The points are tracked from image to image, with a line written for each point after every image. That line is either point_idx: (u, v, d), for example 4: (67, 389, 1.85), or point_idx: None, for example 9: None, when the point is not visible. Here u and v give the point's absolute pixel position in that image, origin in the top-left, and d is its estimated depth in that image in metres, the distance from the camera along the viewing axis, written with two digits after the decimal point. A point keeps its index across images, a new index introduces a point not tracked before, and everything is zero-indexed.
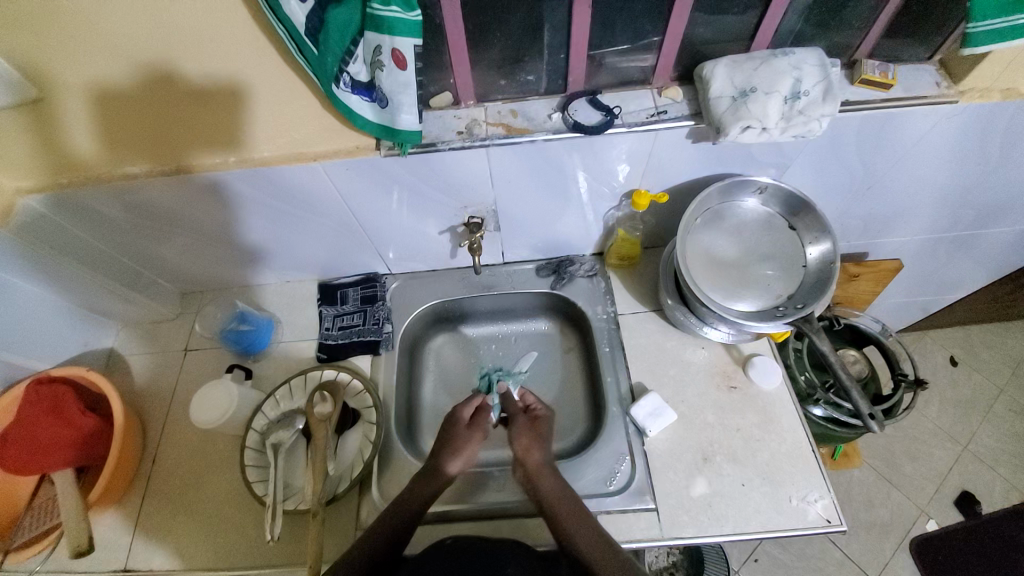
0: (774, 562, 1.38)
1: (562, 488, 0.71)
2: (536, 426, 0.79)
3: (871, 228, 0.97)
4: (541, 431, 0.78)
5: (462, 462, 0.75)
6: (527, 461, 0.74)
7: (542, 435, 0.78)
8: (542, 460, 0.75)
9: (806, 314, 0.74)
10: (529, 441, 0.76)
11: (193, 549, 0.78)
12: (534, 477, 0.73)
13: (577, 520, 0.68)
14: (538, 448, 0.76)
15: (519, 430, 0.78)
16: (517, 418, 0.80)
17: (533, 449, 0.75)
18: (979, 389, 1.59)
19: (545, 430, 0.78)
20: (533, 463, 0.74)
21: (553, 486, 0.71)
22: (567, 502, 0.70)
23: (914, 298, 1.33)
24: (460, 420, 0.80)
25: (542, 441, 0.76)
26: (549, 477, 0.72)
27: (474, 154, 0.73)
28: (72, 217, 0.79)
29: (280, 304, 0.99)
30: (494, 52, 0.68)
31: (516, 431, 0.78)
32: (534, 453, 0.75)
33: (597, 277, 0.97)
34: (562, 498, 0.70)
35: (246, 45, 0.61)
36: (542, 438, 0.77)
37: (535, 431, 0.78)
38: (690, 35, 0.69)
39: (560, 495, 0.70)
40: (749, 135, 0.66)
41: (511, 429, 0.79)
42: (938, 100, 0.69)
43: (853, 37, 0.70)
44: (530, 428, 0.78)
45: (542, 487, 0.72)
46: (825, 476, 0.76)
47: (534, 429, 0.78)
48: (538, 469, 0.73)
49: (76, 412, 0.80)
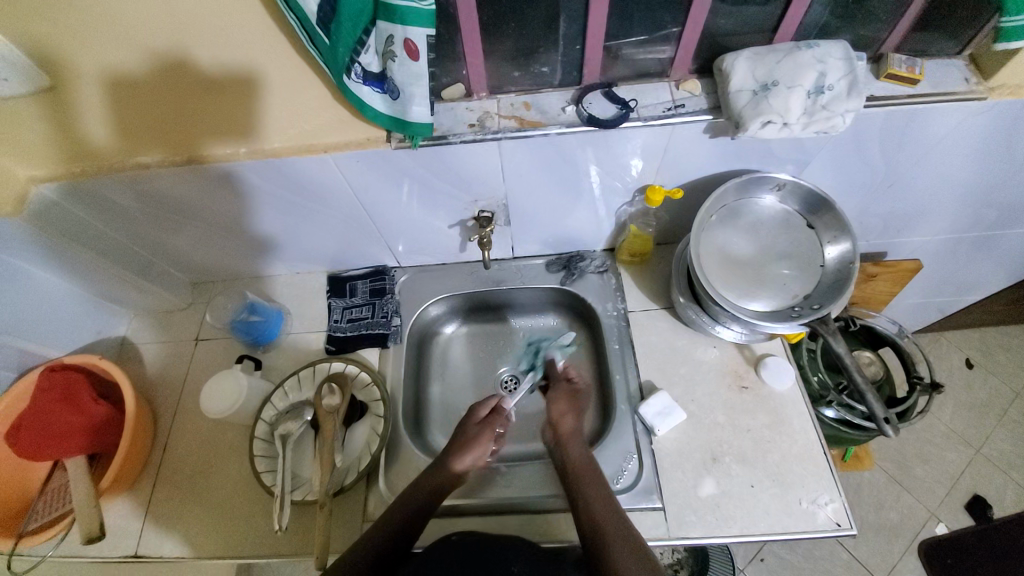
0: (780, 562, 1.37)
1: (588, 459, 0.72)
2: (575, 395, 0.79)
3: (890, 227, 0.95)
4: (579, 400, 0.79)
5: (473, 459, 0.73)
6: (559, 424, 0.76)
7: (581, 404, 0.78)
8: (575, 428, 0.75)
9: (822, 315, 0.73)
10: (566, 409, 0.77)
11: (203, 537, 0.79)
12: (563, 441, 0.74)
13: (596, 488, 0.68)
14: (573, 416, 0.76)
15: (558, 395, 0.79)
16: (557, 385, 0.81)
17: (569, 416, 0.76)
18: (995, 393, 1.55)
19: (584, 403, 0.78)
20: (565, 428, 0.75)
21: (580, 455, 0.72)
22: (591, 472, 0.70)
23: (931, 298, 1.30)
24: (473, 417, 0.79)
25: (578, 409, 0.77)
26: (576, 445, 0.73)
27: (485, 147, 0.71)
28: (85, 206, 0.79)
29: (290, 295, 0.99)
30: (508, 43, 0.67)
31: (554, 397, 0.79)
32: (568, 420, 0.76)
33: (609, 273, 0.96)
34: (586, 466, 0.71)
35: (258, 34, 0.61)
36: (580, 408, 0.78)
37: (574, 399, 0.78)
38: (710, 26, 0.67)
39: (586, 463, 0.71)
40: (769, 131, 0.64)
41: (550, 395, 0.80)
42: (967, 97, 0.67)
43: (880, 30, 0.68)
44: (569, 397, 0.79)
45: (569, 452, 0.73)
46: (836, 478, 0.75)
47: (574, 399, 0.79)
48: (570, 435, 0.74)
49: (88, 400, 0.81)
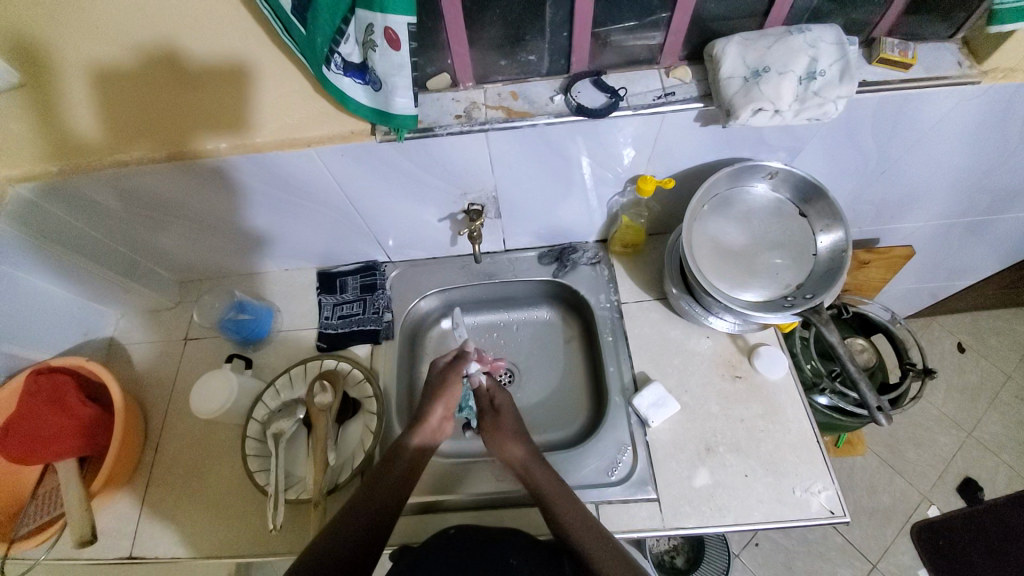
0: (775, 546, 1.38)
1: (552, 476, 0.71)
2: (503, 424, 0.78)
3: (883, 214, 0.94)
4: (509, 427, 0.78)
5: (443, 407, 0.77)
6: (510, 458, 0.74)
7: (519, 429, 0.77)
8: (526, 453, 0.74)
9: (815, 304, 0.72)
10: (506, 439, 0.76)
11: (197, 537, 0.78)
12: (526, 468, 0.72)
13: (569, 509, 0.67)
14: (514, 442, 0.75)
15: (493, 432, 0.77)
16: (484, 420, 0.80)
17: (511, 444, 0.75)
18: (987, 376, 1.57)
19: (512, 424, 0.78)
20: (519, 459, 0.73)
21: (545, 475, 0.71)
22: (560, 490, 0.69)
23: (924, 284, 1.30)
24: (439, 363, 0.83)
25: (519, 437, 0.76)
26: (537, 467, 0.72)
27: (473, 139, 0.70)
28: (65, 206, 0.77)
29: (280, 292, 0.98)
30: (494, 30, 0.66)
31: (492, 435, 0.77)
32: (512, 448, 0.74)
33: (601, 264, 0.95)
34: (555, 486, 0.69)
35: (231, 24, 0.59)
36: (521, 434, 0.77)
37: (508, 429, 0.77)
38: (700, 11, 0.66)
39: (553, 482, 0.70)
40: (760, 118, 0.63)
41: (483, 434, 0.79)
42: (960, 81, 0.66)
43: (872, 13, 0.67)
44: (508, 425, 0.78)
45: (534, 478, 0.71)
46: (829, 465, 0.75)
47: (502, 427, 0.78)
48: (526, 464, 0.72)
49: (76, 402, 0.79)
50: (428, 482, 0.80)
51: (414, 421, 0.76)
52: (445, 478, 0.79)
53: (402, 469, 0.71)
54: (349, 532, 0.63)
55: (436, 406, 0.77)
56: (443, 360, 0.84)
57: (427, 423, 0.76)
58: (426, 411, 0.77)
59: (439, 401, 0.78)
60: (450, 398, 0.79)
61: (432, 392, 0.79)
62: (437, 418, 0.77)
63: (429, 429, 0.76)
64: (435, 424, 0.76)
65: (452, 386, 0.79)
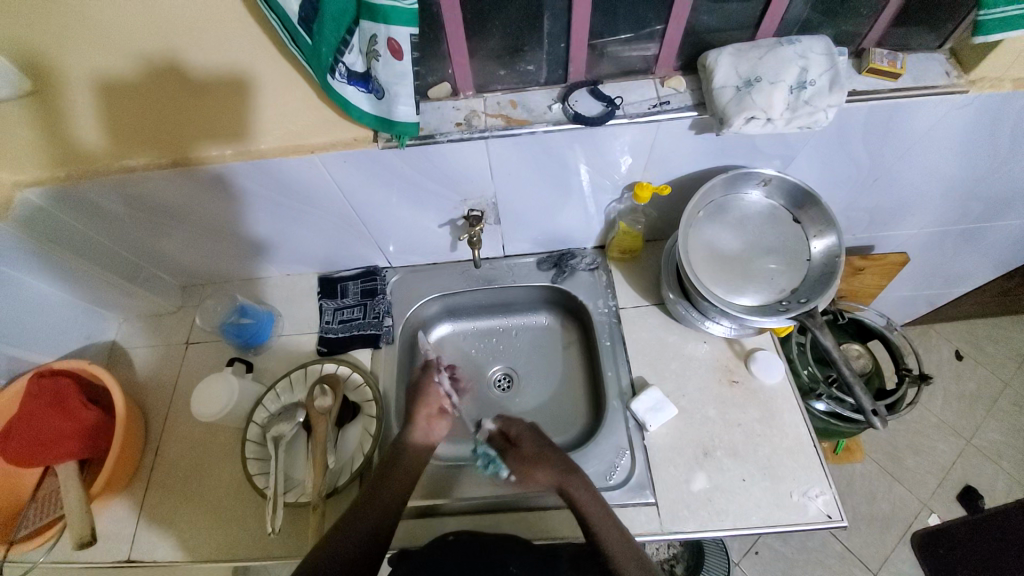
0: (775, 555, 1.38)
1: (590, 492, 0.70)
2: (528, 452, 0.76)
3: (877, 221, 0.96)
4: (532, 452, 0.76)
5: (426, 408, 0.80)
6: (544, 480, 0.73)
7: (541, 450, 0.76)
8: (557, 471, 0.73)
9: (810, 309, 0.73)
10: (533, 463, 0.75)
11: (195, 541, 0.78)
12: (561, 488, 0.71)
13: (611, 530, 0.67)
14: (544, 465, 0.74)
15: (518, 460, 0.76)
16: (508, 455, 0.78)
17: (539, 467, 0.74)
18: (984, 383, 1.57)
19: (535, 446, 0.77)
20: (552, 479, 0.72)
21: (583, 491, 0.70)
22: (602, 508, 0.68)
23: (920, 291, 1.31)
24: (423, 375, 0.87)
25: (543, 458, 0.75)
26: (574, 483, 0.70)
27: (472, 146, 0.72)
28: (74, 211, 0.78)
29: (281, 297, 0.99)
30: (493, 42, 0.67)
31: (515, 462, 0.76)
32: (541, 471, 0.74)
33: (599, 270, 0.96)
34: (596, 504, 0.68)
35: (240, 39, 0.61)
36: (546, 454, 0.75)
37: (531, 453, 0.76)
38: (693, 23, 0.67)
39: (591, 499, 0.69)
40: (753, 126, 0.65)
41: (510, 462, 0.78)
42: (948, 91, 0.68)
43: (862, 24, 0.68)
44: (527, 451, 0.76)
45: (573, 494, 0.70)
46: (826, 470, 0.76)
47: (528, 453, 0.76)
48: (560, 481, 0.71)
49: (78, 404, 0.80)
50: (424, 485, 0.80)
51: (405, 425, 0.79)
52: (442, 482, 0.80)
53: (401, 470, 0.73)
54: (348, 536, 0.64)
55: (421, 408, 0.80)
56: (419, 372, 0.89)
57: (417, 420, 0.78)
58: (412, 413, 0.80)
59: (421, 403, 0.81)
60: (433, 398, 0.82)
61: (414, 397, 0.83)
62: (425, 418, 0.79)
63: (421, 429, 0.78)
64: (425, 418, 0.79)
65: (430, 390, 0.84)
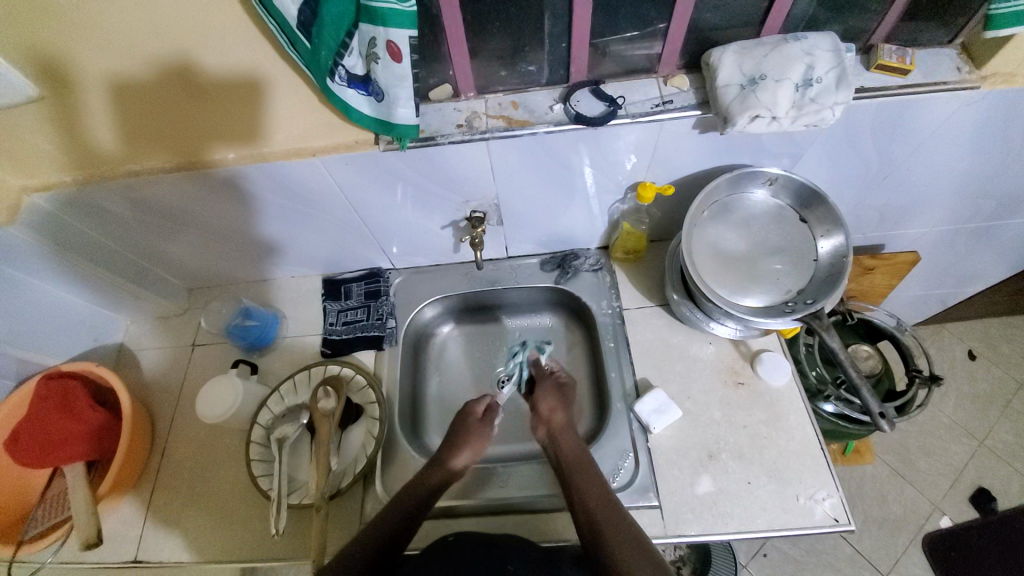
0: (784, 557, 1.36)
1: (580, 448, 0.73)
2: (562, 390, 0.81)
3: (887, 219, 0.94)
4: (564, 393, 0.81)
5: (469, 455, 0.76)
6: (552, 419, 0.77)
7: (567, 397, 0.80)
8: (566, 421, 0.77)
9: (816, 311, 0.72)
10: (555, 403, 0.79)
11: (202, 542, 0.79)
12: (556, 435, 0.76)
13: (591, 481, 0.69)
14: (563, 410, 0.78)
15: (546, 392, 0.80)
16: (543, 380, 0.83)
17: (559, 409, 0.78)
18: (999, 384, 1.54)
19: (569, 394, 0.81)
20: (558, 423, 0.77)
21: (573, 446, 0.74)
22: (584, 461, 0.71)
23: (932, 290, 1.29)
24: (473, 415, 0.81)
25: (563, 403, 0.79)
26: (570, 435, 0.75)
27: (473, 148, 0.71)
28: (81, 217, 0.79)
29: (286, 299, 0.99)
30: (494, 42, 0.67)
31: (540, 391, 0.81)
32: (560, 413, 0.78)
33: (603, 271, 0.96)
34: (580, 456, 0.72)
35: (241, 41, 0.60)
36: (568, 402, 0.80)
37: (561, 394, 0.80)
38: (697, 21, 0.67)
39: (580, 455, 0.72)
40: (758, 125, 0.64)
41: (535, 396, 0.81)
42: (959, 86, 0.66)
43: (869, 20, 0.67)
44: (557, 392, 0.80)
45: (562, 444, 0.74)
46: (833, 473, 0.74)
47: (559, 392, 0.81)
48: (563, 427, 0.76)
49: (85, 407, 0.81)
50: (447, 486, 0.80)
51: (434, 460, 0.75)
52: (458, 484, 0.80)
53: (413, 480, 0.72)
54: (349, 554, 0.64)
55: (463, 452, 0.76)
56: (477, 404, 0.82)
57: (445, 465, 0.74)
58: (451, 456, 0.75)
59: (467, 446, 0.76)
60: (479, 444, 0.78)
61: (454, 441, 0.77)
62: (461, 462, 0.75)
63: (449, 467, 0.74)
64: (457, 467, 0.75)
65: (480, 433, 0.78)
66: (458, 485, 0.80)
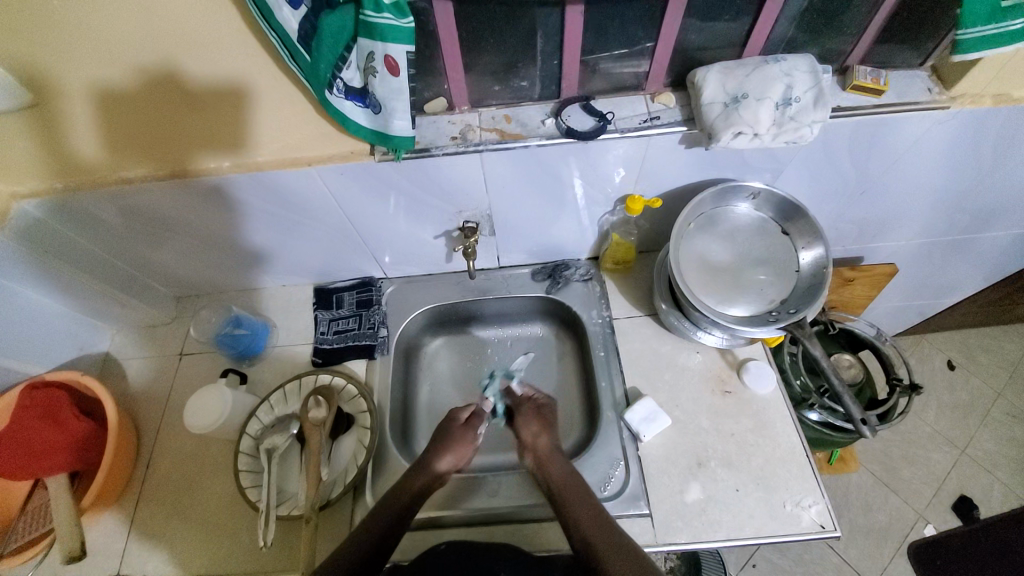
0: (771, 567, 1.37)
1: (569, 472, 0.73)
2: (542, 413, 0.80)
3: (866, 232, 0.97)
4: (544, 416, 0.80)
5: (453, 459, 0.75)
6: (536, 446, 0.76)
7: (549, 419, 0.79)
8: (551, 444, 0.76)
9: (799, 319, 0.75)
10: (537, 429, 0.78)
11: (187, 554, 0.78)
12: (543, 461, 0.74)
13: (581, 503, 0.69)
14: (547, 434, 0.77)
15: (525, 417, 0.79)
16: (521, 405, 0.81)
17: (541, 436, 0.77)
18: (978, 393, 1.59)
19: (551, 417, 0.80)
20: (542, 448, 0.76)
21: (559, 470, 0.73)
22: (577, 486, 0.71)
23: (912, 301, 1.33)
24: (456, 420, 0.79)
25: (548, 427, 0.78)
26: (557, 460, 0.74)
27: (467, 159, 0.73)
28: (71, 225, 0.79)
29: (277, 308, 0.99)
30: (488, 58, 0.69)
31: (520, 416, 0.80)
32: (543, 439, 0.77)
33: (593, 281, 0.97)
34: (568, 481, 0.71)
35: (238, 51, 0.62)
36: (550, 425, 0.79)
37: (541, 416, 0.79)
38: (682, 41, 0.69)
39: (569, 477, 0.72)
40: (740, 141, 0.67)
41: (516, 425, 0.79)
42: (931, 106, 0.69)
43: (846, 43, 0.71)
44: (537, 417, 0.80)
45: (551, 470, 0.73)
46: (818, 480, 0.76)
47: (540, 415, 0.80)
48: (548, 453, 0.75)
49: (70, 416, 0.80)
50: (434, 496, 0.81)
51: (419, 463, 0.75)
52: (447, 493, 0.81)
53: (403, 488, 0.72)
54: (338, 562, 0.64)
55: (446, 455, 0.75)
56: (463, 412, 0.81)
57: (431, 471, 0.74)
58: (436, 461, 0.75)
59: (449, 450, 0.76)
60: (464, 447, 0.77)
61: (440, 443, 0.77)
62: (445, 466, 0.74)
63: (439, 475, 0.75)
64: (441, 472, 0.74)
65: (461, 439, 0.77)
66: (444, 494, 0.81)
